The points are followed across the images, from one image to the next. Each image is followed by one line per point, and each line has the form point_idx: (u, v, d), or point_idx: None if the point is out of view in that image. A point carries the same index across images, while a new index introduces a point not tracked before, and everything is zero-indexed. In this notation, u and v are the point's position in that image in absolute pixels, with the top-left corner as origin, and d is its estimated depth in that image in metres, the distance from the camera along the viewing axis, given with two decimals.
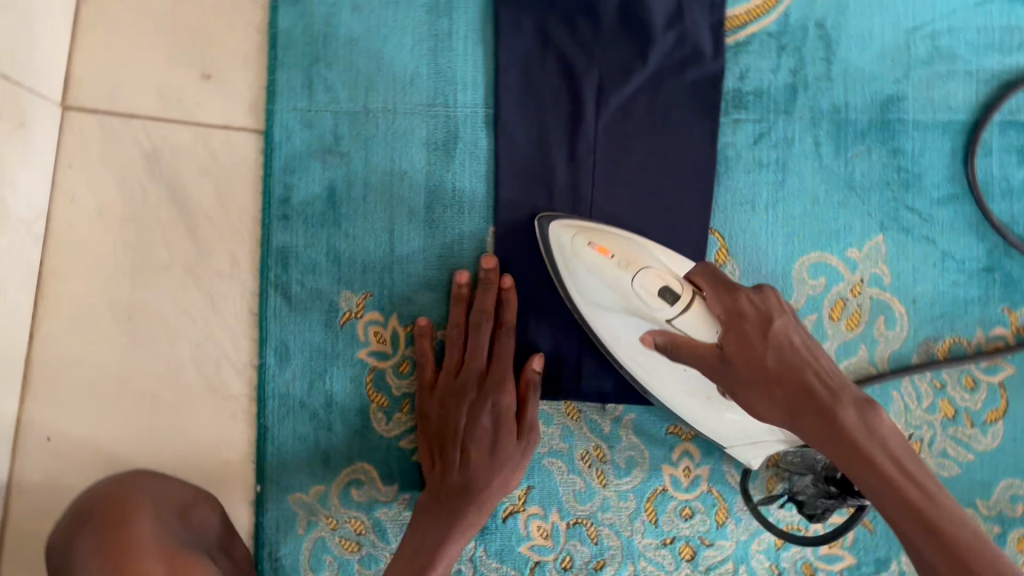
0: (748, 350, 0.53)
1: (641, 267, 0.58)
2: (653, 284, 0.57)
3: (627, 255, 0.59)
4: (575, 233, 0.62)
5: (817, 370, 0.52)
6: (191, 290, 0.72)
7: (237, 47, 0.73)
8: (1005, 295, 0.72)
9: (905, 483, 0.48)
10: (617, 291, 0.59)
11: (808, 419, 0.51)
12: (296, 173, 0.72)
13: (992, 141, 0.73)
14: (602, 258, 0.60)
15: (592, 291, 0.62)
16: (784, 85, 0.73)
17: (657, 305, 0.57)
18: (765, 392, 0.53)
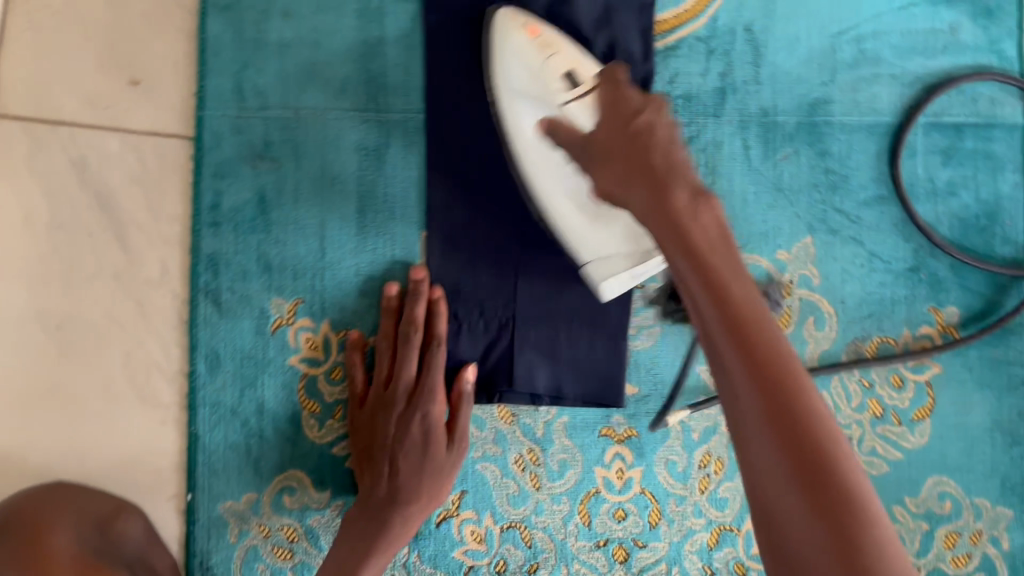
0: (608, 142, 0.48)
1: (562, 57, 0.65)
2: (561, 71, 0.64)
3: (548, 39, 0.66)
4: (514, 15, 0.67)
5: (676, 158, 0.45)
6: (120, 298, 0.71)
7: (167, 54, 0.73)
8: (932, 294, 0.73)
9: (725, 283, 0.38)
10: (530, 71, 0.65)
11: (646, 199, 0.43)
12: (226, 178, 0.72)
13: (917, 143, 0.74)
14: (529, 37, 0.66)
15: (505, 69, 0.66)
16: (712, 89, 0.73)
17: (562, 88, 0.64)
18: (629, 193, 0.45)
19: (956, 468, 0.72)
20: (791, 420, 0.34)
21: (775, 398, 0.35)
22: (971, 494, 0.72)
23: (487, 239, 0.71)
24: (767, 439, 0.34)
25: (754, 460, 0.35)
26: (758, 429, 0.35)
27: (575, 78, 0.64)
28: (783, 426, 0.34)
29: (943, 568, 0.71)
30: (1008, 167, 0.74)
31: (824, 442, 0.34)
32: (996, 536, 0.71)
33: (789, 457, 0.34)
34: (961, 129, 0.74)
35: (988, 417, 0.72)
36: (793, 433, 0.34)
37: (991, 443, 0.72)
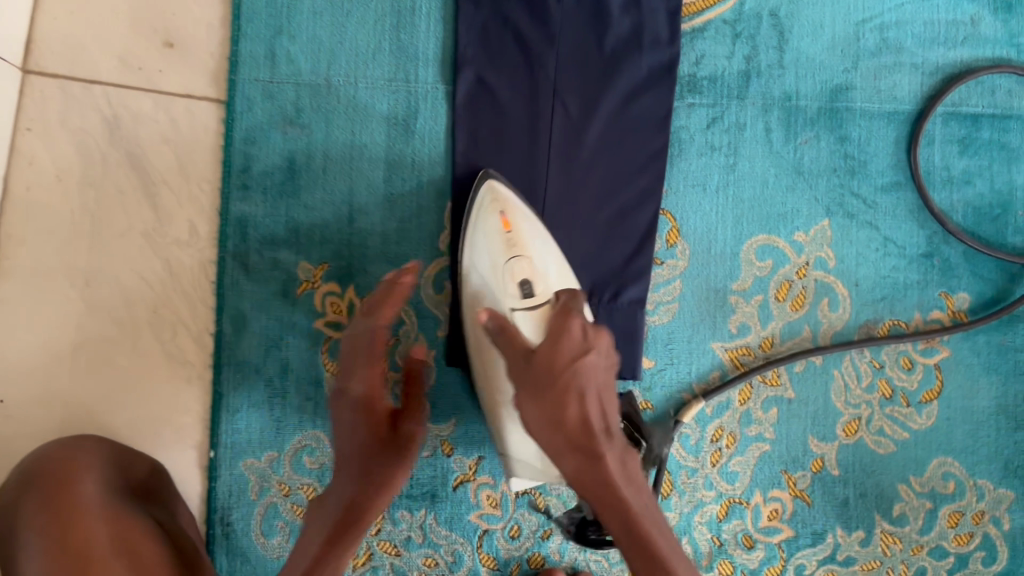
0: (538, 379, 0.52)
1: (524, 258, 0.64)
2: (518, 276, 0.63)
3: (518, 241, 0.65)
4: (498, 195, 0.67)
5: (591, 406, 0.52)
6: (148, 256, 0.73)
7: (201, 16, 0.74)
8: (944, 280, 0.75)
9: (637, 525, 0.50)
10: (493, 265, 0.65)
11: (559, 447, 0.52)
12: (256, 143, 0.73)
13: (935, 132, 0.75)
14: (501, 228, 0.65)
15: (476, 256, 0.66)
16: (737, 72, 0.75)
17: (514, 291, 0.63)
18: (549, 427, 0.52)
19: (960, 450, 0.74)
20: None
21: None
22: (974, 476, 0.74)
23: None
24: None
25: None
26: None
27: (530, 286, 0.63)
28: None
29: (945, 546, 0.73)
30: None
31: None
32: (998, 516, 0.73)
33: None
34: (979, 120, 0.75)
35: (993, 402, 0.74)
36: None
37: (995, 426, 0.74)
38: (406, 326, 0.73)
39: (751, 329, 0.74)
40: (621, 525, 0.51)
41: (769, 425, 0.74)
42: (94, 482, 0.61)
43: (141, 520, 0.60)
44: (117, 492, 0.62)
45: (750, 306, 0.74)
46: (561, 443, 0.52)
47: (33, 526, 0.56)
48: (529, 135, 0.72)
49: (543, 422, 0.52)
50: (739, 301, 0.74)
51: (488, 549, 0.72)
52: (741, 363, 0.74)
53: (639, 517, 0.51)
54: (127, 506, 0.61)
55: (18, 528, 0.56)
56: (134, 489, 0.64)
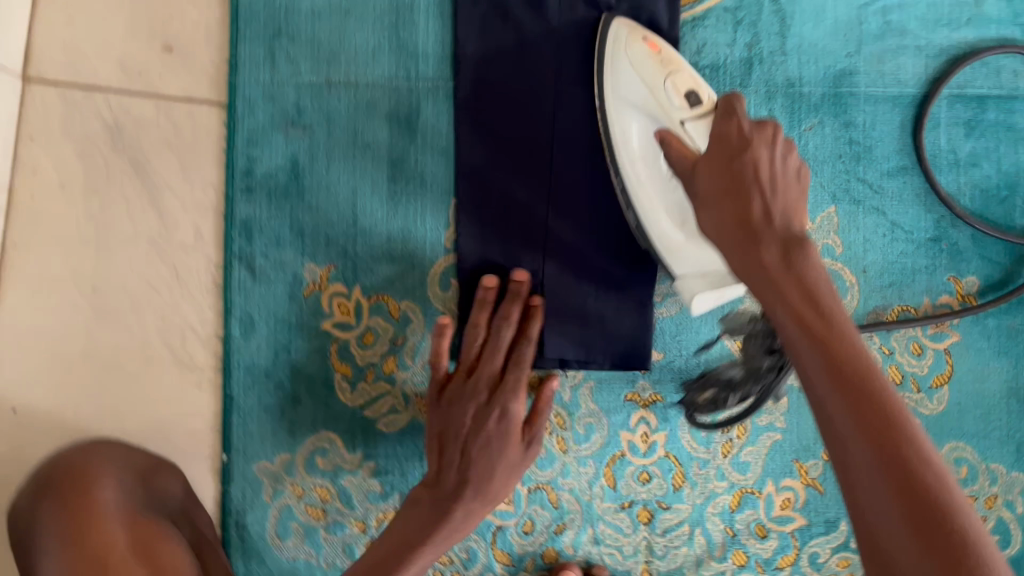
0: (713, 183, 0.50)
1: (681, 73, 0.61)
2: (680, 88, 0.60)
3: (672, 61, 0.62)
4: (634, 29, 0.65)
5: (765, 199, 0.48)
6: (155, 262, 0.73)
7: (199, 19, 0.73)
8: (952, 264, 0.74)
9: (832, 337, 0.41)
10: (647, 84, 0.62)
11: (731, 244, 0.48)
12: (258, 145, 0.73)
13: (941, 115, 0.75)
14: (649, 52, 0.63)
15: (623, 85, 0.63)
16: (739, 60, 0.74)
17: (678, 103, 0.60)
18: (720, 222, 0.49)
19: (972, 435, 0.74)
20: (929, 514, 0.35)
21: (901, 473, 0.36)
22: (986, 460, 0.74)
23: (521, 204, 0.72)
24: (891, 505, 0.36)
25: (869, 513, 0.37)
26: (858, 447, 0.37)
27: (694, 95, 0.60)
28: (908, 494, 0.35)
29: None
30: None
31: (964, 530, 0.35)
32: (1011, 500, 0.73)
33: (901, 487, 0.35)
34: (985, 101, 0.74)
35: (1004, 385, 0.74)
36: (874, 429, 0.37)
37: (1006, 410, 0.74)
38: (414, 326, 0.73)
39: None
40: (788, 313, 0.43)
41: (781, 414, 0.74)
42: (114, 486, 0.61)
43: (160, 524, 0.60)
44: (136, 496, 0.62)
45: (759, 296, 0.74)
46: (731, 240, 0.48)
47: (54, 532, 0.57)
48: (531, 129, 0.71)
49: (716, 225, 0.50)
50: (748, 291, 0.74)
51: (502, 545, 0.73)
52: None
53: (805, 301, 0.43)
54: (147, 509, 0.61)
55: (41, 534, 0.57)
56: (155, 491, 0.65)
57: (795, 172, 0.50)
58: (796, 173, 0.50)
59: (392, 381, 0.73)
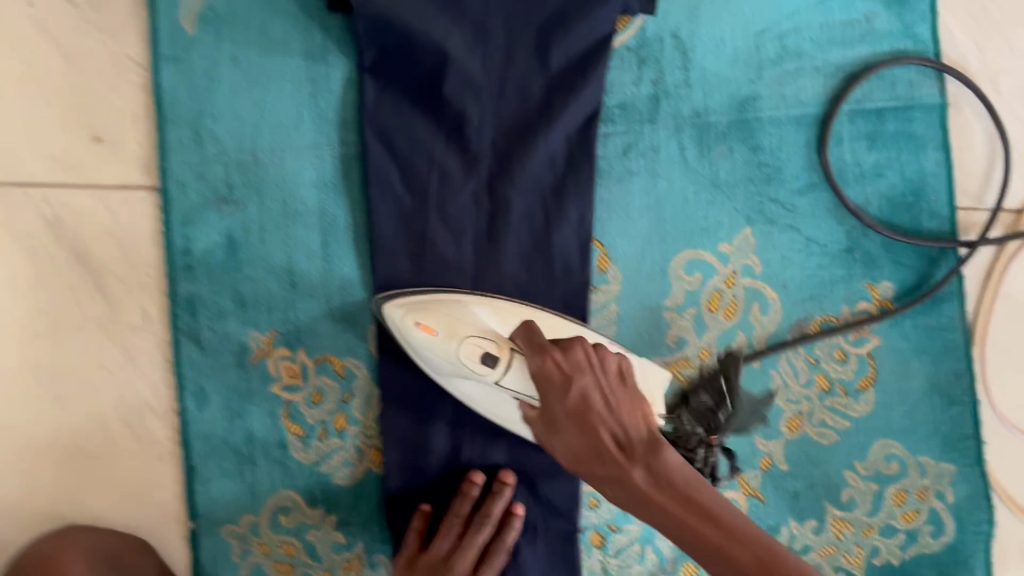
0: (569, 428, 0.60)
1: (466, 338, 0.61)
2: (472, 353, 0.61)
3: (449, 325, 0.62)
4: (402, 315, 0.65)
5: (618, 428, 0.59)
6: (106, 345, 0.76)
7: (125, 107, 0.76)
8: (867, 271, 0.78)
9: (710, 506, 0.56)
10: (454, 370, 0.64)
11: (606, 474, 0.59)
12: (194, 224, 0.76)
13: (842, 130, 0.78)
14: (429, 336, 0.63)
15: (439, 371, 0.66)
16: (646, 97, 0.77)
17: (487, 373, 0.61)
18: (591, 459, 0.59)
19: (899, 431, 0.77)
20: None
21: None
22: (915, 455, 0.77)
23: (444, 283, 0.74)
24: None
25: None
26: None
27: (492, 357, 0.60)
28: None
29: (893, 524, 0.77)
30: (932, 145, 0.78)
31: None
32: (941, 490, 0.77)
33: None
34: (883, 114, 0.78)
35: (926, 381, 0.78)
36: None
37: (930, 405, 0.77)
38: (360, 381, 0.77)
39: (687, 341, 0.77)
40: (671, 520, 0.56)
41: None
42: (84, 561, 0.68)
43: None
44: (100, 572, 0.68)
45: (684, 320, 0.77)
46: (595, 468, 0.59)
47: None
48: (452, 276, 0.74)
49: (585, 452, 0.59)
50: (674, 316, 0.77)
51: None
52: (685, 376, 0.77)
53: (682, 501, 0.56)
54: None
55: None
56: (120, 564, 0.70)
57: (618, 377, 0.61)
58: (617, 373, 0.61)
59: (343, 437, 0.76)
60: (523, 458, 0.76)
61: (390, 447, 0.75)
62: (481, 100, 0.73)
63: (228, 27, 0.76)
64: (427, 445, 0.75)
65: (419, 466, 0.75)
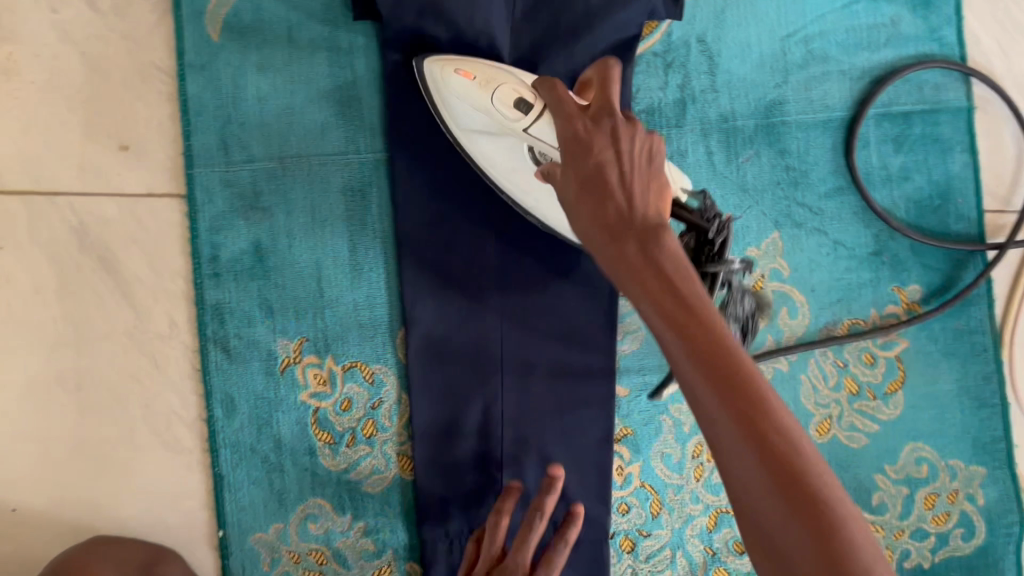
0: (575, 171, 0.45)
1: (503, 84, 0.61)
2: (507, 98, 0.60)
3: (488, 76, 0.63)
4: (443, 64, 0.65)
5: (625, 158, 0.44)
6: (134, 354, 0.75)
7: (152, 115, 0.76)
8: (895, 275, 0.78)
9: (713, 334, 0.38)
10: (487, 117, 0.64)
11: (594, 229, 0.43)
12: (221, 231, 0.75)
13: (868, 134, 0.78)
14: (467, 82, 0.63)
15: (476, 130, 0.67)
16: (673, 101, 0.77)
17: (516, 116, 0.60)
18: (579, 197, 0.44)
19: (929, 434, 0.77)
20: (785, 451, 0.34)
21: (791, 484, 0.34)
22: (945, 457, 0.77)
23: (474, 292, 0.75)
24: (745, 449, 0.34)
25: (730, 466, 0.35)
26: (739, 445, 0.35)
27: (526, 102, 0.60)
28: (774, 457, 0.34)
29: (925, 527, 0.77)
30: (957, 148, 0.78)
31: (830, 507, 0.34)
32: (972, 493, 0.77)
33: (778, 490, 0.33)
34: (909, 117, 0.78)
35: (956, 384, 0.78)
36: (739, 396, 0.35)
37: (959, 408, 0.77)
38: (389, 388, 0.76)
39: None
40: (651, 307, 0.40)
41: None
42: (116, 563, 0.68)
43: None
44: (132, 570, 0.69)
45: None
46: (591, 223, 0.43)
47: None
48: (482, 283, 0.75)
49: (586, 214, 0.43)
50: None
51: None
52: None
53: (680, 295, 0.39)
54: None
55: None
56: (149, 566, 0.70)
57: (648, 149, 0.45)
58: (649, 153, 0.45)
59: (373, 444, 0.76)
60: (555, 464, 0.75)
61: (421, 461, 0.75)
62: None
63: (254, 34, 0.76)
64: (457, 454, 0.75)
65: (450, 477, 0.75)
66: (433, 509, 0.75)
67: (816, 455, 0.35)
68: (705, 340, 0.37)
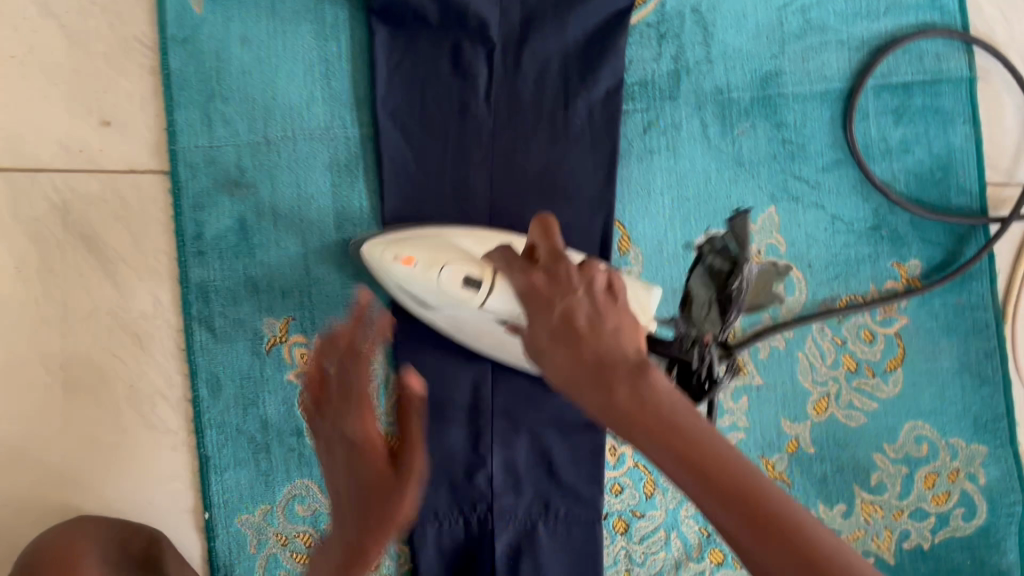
0: (543, 326, 0.44)
1: (449, 258, 0.63)
2: (456, 273, 0.62)
3: (430, 256, 0.63)
4: (382, 245, 0.66)
5: (586, 308, 0.44)
6: (118, 333, 0.74)
7: (134, 90, 0.74)
8: (894, 250, 0.76)
9: (731, 471, 0.37)
10: (434, 294, 0.64)
11: (579, 375, 0.41)
12: (205, 208, 0.74)
13: (867, 106, 0.76)
14: (409, 269, 0.64)
15: (428, 307, 0.66)
16: (667, 73, 0.75)
17: (470, 291, 0.61)
18: (553, 346, 0.43)
19: (929, 412, 0.76)
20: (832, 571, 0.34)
21: None
22: (946, 436, 0.75)
23: None
24: None
25: None
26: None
27: (475, 281, 0.61)
28: None
29: (924, 508, 0.75)
30: (959, 120, 0.76)
31: None
32: (974, 472, 0.75)
33: None
34: (909, 88, 0.76)
35: (957, 361, 0.76)
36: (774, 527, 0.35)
37: (960, 386, 0.76)
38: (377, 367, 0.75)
39: None
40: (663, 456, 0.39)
41: (742, 413, 0.75)
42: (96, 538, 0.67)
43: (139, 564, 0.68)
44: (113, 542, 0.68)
45: None
46: (569, 375, 0.42)
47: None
48: None
49: (562, 365, 0.42)
50: None
51: None
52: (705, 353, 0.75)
53: (685, 433, 0.39)
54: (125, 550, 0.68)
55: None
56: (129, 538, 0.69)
57: (610, 293, 0.45)
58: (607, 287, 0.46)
59: None
60: (546, 443, 0.74)
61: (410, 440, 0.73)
62: (494, 79, 0.72)
63: (238, 7, 0.74)
64: (446, 434, 0.74)
65: (439, 457, 0.73)
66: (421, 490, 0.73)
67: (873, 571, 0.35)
68: (708, 466, 0.37)
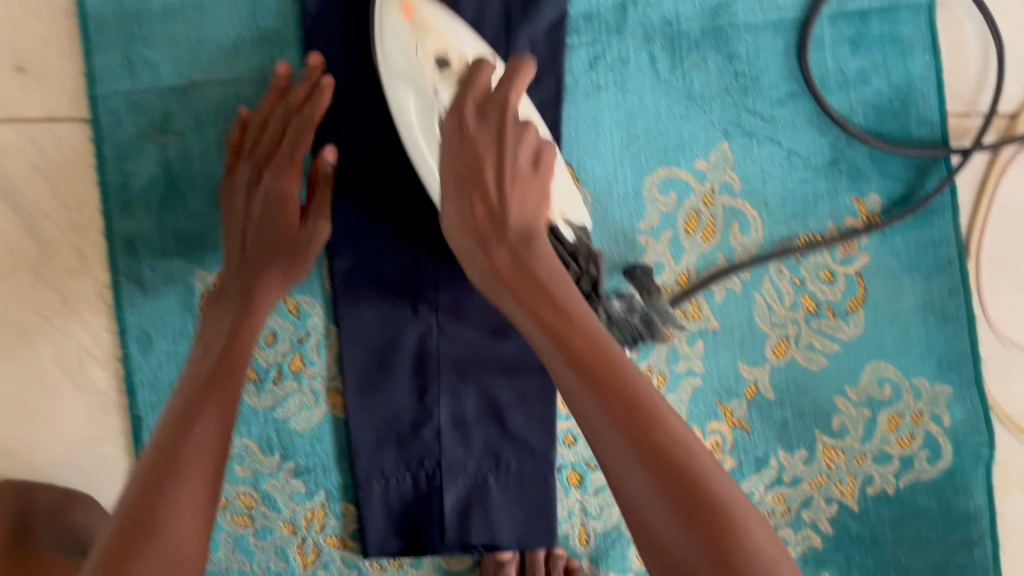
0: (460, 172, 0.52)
1: (434, 33, 0.61)
2: (431, 56, 0.61)
3: (425, 22, 0.61)
4: None
5: (498, 177, 0.52)
6: (42, 292, 0.70)
7: (49, 33, 0.70)
8: (853, 185, 0.73)
9: (612, 370, 0.43)
10: (405, 55, 0.61)
11: (479, 243, 0.51)
12: (130, 156, 0.70)
13: (823, 35, 0.73)
14: (403, 16, 0.61)
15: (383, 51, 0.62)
16: (614, 4, 0.72)
17: (433, 69, 0.61)
18: (462, 216, 0.52)
19: (892, 353, 0.73)
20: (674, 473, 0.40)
21: (682, 492, 0.40)
22: (909, 377, 0.73)
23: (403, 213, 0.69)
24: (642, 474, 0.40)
25: (631, 493, 0.41)
26: (638, 467, 0.40)
27: (446, 61, 0.61)
28: (674, 485, 0.40)
29: (888, 451, 0.73)
30: (919, 48, 0.73)
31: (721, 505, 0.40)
32: (938, 414, 0.73)
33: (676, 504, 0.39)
34: (867, 16, 0.73)
35: (920, 300, 0.73)
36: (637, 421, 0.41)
37: (923, 325, 0.73)
38: (316, 320, 0.71)
39: (665, 266, 0.72)
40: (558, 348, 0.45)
41: (698, 358, 0.73)
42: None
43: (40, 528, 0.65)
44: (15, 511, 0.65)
45: (661, 244, 0.72)
46: (469, 242, 0.51)
47: None
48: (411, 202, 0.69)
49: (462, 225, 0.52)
50: (649, 241, 0.72)
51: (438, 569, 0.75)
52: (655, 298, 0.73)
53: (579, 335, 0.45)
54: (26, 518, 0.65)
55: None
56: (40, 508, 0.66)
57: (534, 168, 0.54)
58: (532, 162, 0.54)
59: (301, 379, 0.71)
60: (495, 394, 0.71)
61: (353, 395, 0.70)
62: None
63: None
64: (390, 388, 0.70)
65: (383, 412, 0.71)
66: (366, 446, 0.71)
67: (716, 483, 0.41)
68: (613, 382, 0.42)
